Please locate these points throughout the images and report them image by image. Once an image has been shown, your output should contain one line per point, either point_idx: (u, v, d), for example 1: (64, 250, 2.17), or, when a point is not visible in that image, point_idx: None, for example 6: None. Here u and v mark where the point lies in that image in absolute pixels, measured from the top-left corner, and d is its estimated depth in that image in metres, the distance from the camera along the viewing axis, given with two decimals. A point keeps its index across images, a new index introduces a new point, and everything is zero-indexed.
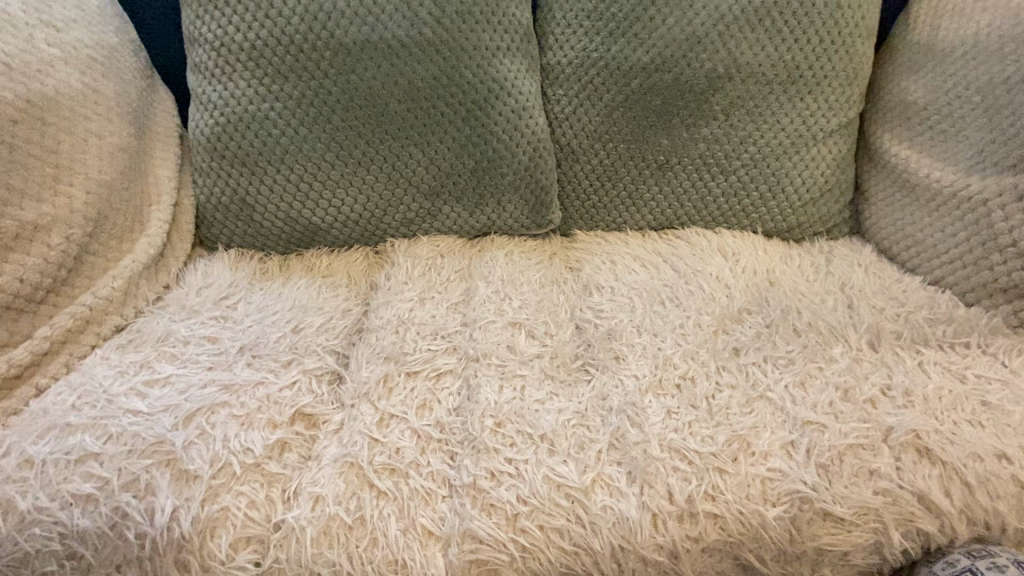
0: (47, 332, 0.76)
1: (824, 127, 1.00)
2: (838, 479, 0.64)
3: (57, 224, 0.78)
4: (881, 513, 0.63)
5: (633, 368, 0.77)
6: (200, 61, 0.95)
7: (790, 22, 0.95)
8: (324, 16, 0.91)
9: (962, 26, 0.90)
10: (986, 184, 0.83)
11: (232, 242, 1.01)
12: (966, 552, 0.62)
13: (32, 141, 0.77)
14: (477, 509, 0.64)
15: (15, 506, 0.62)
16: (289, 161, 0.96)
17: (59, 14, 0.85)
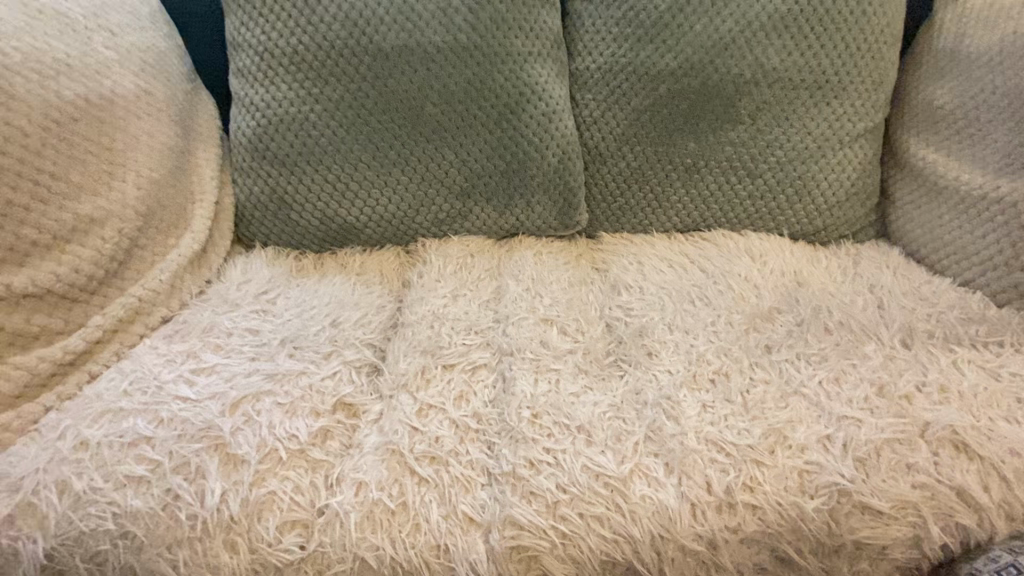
0: (99, 322, 0.79)
1: (850, 132, 1.01)
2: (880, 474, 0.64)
3: (110, 218, 0.81)
4: (924, 508, 0.63)
5: (666, 364, 0.78)
6: (243, 66, 0.99)
7: (816, 28, 0.97)
8: (364, 22, 0.94)
9: (988, 32, 0.91)
10: (1016, 186, 0.84)
11: (269, 240, 1.03)
12: (1007, 548, 0.62)
13: (89, 138, 0.81)
14: (517, 496, 0.65)
15: (71, 486, 0.64)
16: (327, 162, 0.99)
17: (115, 19, 0.89)
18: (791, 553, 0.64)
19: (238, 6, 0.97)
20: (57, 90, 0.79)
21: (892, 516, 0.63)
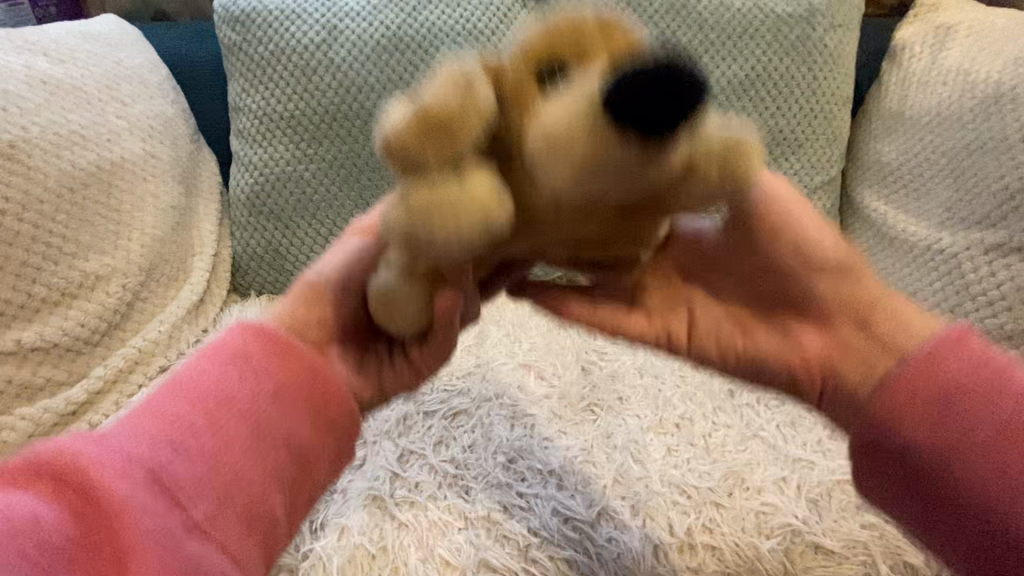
0: (101, 373, 0.84)
1: (809, 185, 1.09)
2: (837, 312, 0.52)
3: (115, 274, 0.87)
4: (880, 339, 0.50)
5: (636, 409, 0.83)
6: (243, 128, 1.06)
7: (773, 92, 1.05)
8: (356, 89, 1.02)
9: (926, 97, 0.99)
10: (956, 239, 0.91)
11: (264, 289, 1.09)
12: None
13: (99, 201, 0.88)
14: (491, 539, 0.68)
15: None
16: (320, 216, 1.06)
17: (127, 90, 0.97)
18: (732, 336, 0.54)
19: (239, 75, 1.05)
20: (71, 159, 0.86)
21: (826, 340, 0.52)
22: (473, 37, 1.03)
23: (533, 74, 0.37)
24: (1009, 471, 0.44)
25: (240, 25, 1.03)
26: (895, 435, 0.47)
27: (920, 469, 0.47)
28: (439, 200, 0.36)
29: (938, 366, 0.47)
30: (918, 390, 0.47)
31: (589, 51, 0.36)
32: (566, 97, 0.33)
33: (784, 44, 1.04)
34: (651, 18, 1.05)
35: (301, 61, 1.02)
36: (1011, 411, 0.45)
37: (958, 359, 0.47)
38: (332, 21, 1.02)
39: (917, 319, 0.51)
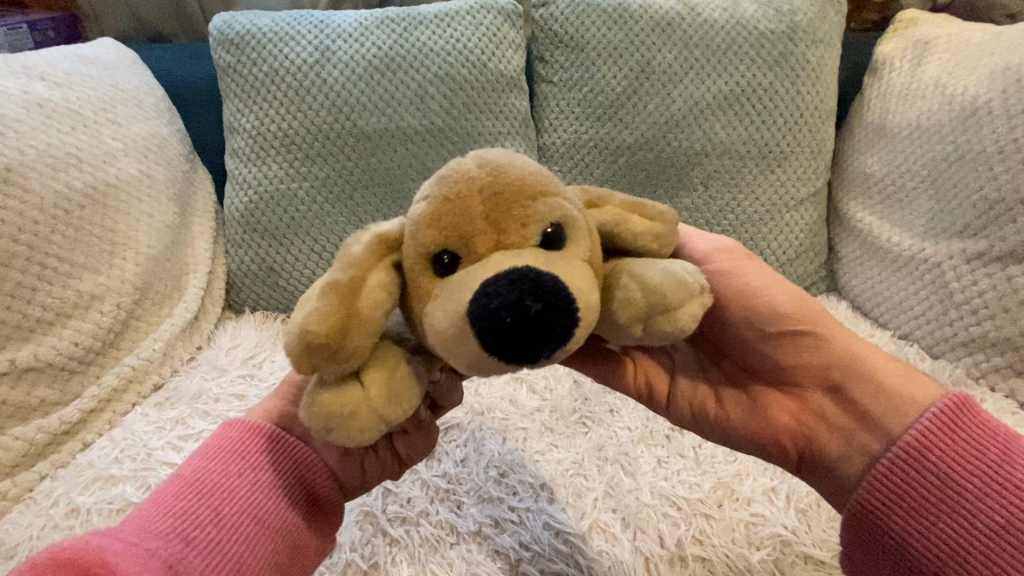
0: (94, 392, 0.85)
1: (795, 196, 1.11)
2: (840, 375, 0.56)
3: (110, 294, 0.88)
4: (858, 411, 0.54)
5: (626, 421, 0.84)
6: (237, 147, 1.08)
7: (757, 106, 1.07)
8: (348, 109, 1.04)
9: (907, 110, 1.01)
10: (939, 249, 0.93)
11: (258, 305, 1.10)
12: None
13: (94, 222, 0.89)
14: (483, 554, 0.68)
15: None
16: (313, 233, 1.07)
17: (122, 112, 0.99)
18: (706, 400, 0.63)
19: (233, 95, 1.07)
20: (67, 180, 0.87)
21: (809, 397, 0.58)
22: (463, 56, 1.06)
23: (435, 251, 0.40)
24: (1007, 549, 0.45)
25: (235, 47, 1.05)
26: (893, 525, 0.49)
27: (912, 549, 0.48)
28: (349, 331, 0.40)
29: (929, 442, 0.49)
30: (915, 468, 0.49)
31: (506, 240, 0.40)
32: (464, 284, 0.38)
33: (767, 60, 1.06)
34: (637, 36, 1.07)
35: (294, 81, 1.04)
36: (1009, 490, 0.46)
37: (954, 443, 0.49)
38: (325, 43, 1.04)
39: (909, 387, 0.54)
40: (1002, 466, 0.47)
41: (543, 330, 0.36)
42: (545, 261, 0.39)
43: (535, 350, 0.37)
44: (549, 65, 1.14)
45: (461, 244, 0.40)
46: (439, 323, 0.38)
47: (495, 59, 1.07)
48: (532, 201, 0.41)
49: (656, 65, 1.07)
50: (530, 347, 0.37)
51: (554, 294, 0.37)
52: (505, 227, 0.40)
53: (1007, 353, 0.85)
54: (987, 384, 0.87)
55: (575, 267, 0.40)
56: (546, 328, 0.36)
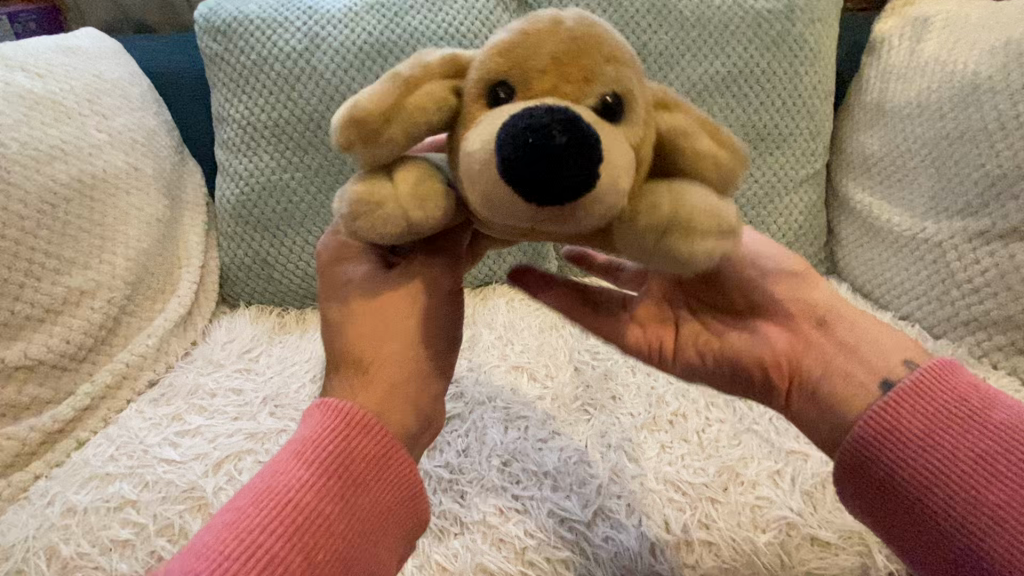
0: (88, 389, 0.83)
1: (794, 178, 1.09)
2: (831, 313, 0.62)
3: (100, 289, 0.86)
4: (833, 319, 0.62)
5: (628, 407, 0.83)
6: (227, 138, 1.06)
7: (756, 87, 1.06)
8: (340, 96, 1.02)
9: (906, 88, 1.00)
10: (940, 228, 0.92)
11: (253, 299, 1.08)
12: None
13: (81, 217, 0.87)
14: (487, 544, 0.68)
15: (59, 552, 0.67)
16: (308, 225, 1.05)
17: (107, 104, 0.96)
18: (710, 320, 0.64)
19: (222, 85, 1.04)
20: (51, 174, 0.85)
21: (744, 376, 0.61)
22: (456, 40, 1.03)
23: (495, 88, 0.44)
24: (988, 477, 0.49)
25: (222, 35, 1.02)
26: (896, 457, 0.52)
27: (908, 475, 0.51)
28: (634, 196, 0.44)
29: (920, 397, 0.53)
30: (908, 420, 0.52)
31: (534, 85, 0.42)
32: (516, 105, 0.41)
33: (764, 40, 1.05)
34: (632, 19, 1.05)
35: (284, 69, 1.01)
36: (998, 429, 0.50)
37: (952, 396, 0.53)
38: (314, 29, 1.01)
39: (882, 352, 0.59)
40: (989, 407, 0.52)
41: (556, 169, 0.38)
42: (595, 119, 0.40)
43: (563, 179, 0.38)
44: None
45: (520, 75, 0.43)
46: (489, 129, 0.40)
47: (488, 43, 1.05)
48: (529, 57, 0.42)
49: (652, 47, 1.05)
50: (555, 177, 0.38)
51: (583, 130, 0.39)
52: (566, 75, 0.42)
53: (1009, 331, 0.85)
54: (990, 361, 0.87)
55: (620, 143, 0.41)
56: (562, 163, 0.38)
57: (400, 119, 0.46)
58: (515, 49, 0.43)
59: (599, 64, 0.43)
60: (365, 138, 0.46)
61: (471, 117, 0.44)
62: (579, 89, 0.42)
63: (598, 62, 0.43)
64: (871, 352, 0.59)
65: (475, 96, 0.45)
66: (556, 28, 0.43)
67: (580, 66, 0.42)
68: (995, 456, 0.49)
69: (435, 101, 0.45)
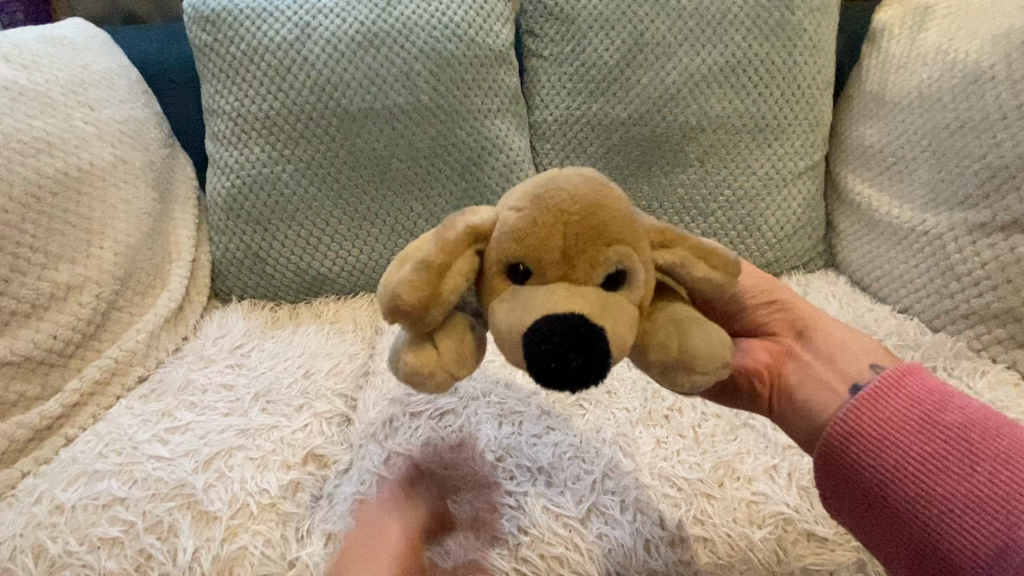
0: (76, 386, 0.82)
1: (792, 170, 1.08)
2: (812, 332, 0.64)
3: (87, 284, 0.85)
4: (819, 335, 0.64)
5: (624, 401, 0.82)
6: (217, 130, 1.04)
7: (754, 78, 1.04)
8: (331, 87, 1.00)
9: (907, 78, 0.99)
10: (940, 220, 0.91)
11: (245, 294, 1.07)
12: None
13: (68, 210, 0.85)
14: (480, 540, 0.67)
15: (47, 550, 0.66)
16: (300, 219, 1.04)
17: (94, 95, 0.94)
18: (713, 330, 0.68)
19: (211, 76, 1.02)
20: (36, 167, 0.83)
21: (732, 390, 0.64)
22: (449, 30, 1.01)
23: (510, 267, 0.44)
24: (937, 469, 0.49)
25: (211, 25, 1.00)
26: (855, 452, 0.52)
27: (866, 470, 0.52)
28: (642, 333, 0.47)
29: (883, 394, 0.53)
30: (869, 414, 0.53)
31: (547, 271, 0.43)
32: (531, 298, 0.42)
33: (763, 29, 1.03)
34: (629, 8, 1.03)
35: (275, 60, 0.99)
36: (949, 425, 0.50)
37: (907, 396, 0.53)
38: (305, 18, 1.00)
39: (853, 353, 0.61)
40: (944, 408, 0.51)
41: (568, 362, 0.39)
42: (602, 307, 0.42)
43: (570, 362, 0.39)
44: (539, 39, 1.09)
45: (535, 263, 0.43)
46: (514, 320, 0.42)
47: (482, 33, 1.03)
48: (537, 246, 0.42)
49: (649, 37, 1.03)
50: (566, 362, 0.39)
51: (592, 338, 0.40)
52: (577, 263, 0.42)
53: (1008, 324, 0.84)
54: (989, 355, 0.86)
55: (625, 313, 0.43)
56: (569, 359, 0.39)
57: (441, 303, 0.44)
58: (524, 229, 0.43)
59: (604, 247, 0.43)
60: (410, 323, 0.45)
61: (493, 292, 0.45)
62: (586, 275, 0.43)
63: (603, 243, 0.43)
64: (843, 358, 0.61)
65: (491, 275, 0.45)
66: (559, 214, 0.43)
67: (592, 250, 0.43)
68: (957, 451, 0.49)
69: (464, 275, 0.44)
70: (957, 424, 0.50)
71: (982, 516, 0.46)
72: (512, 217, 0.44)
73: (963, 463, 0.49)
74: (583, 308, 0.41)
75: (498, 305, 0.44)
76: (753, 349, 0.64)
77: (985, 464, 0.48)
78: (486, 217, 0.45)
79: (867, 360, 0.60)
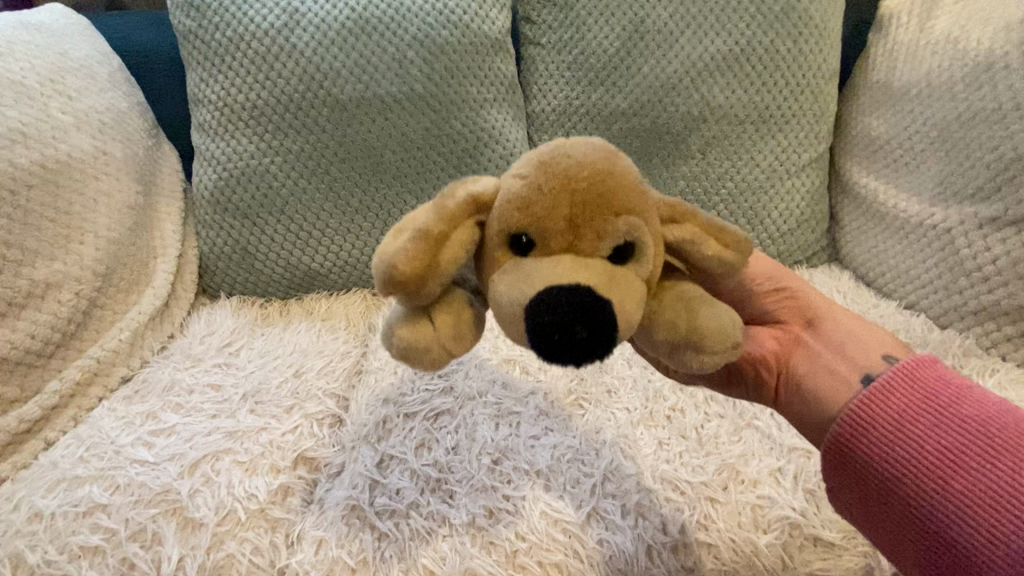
0: (56, 387, 0.79)
1: (797, 163, 1.05)
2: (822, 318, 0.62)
3: (67, 281, 0.82)
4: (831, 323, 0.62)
5: (625, 401, 0.80)
6: (203, 120, 1.00)
7: (758, 67, 1.01)
8: (321, 75, 0.96)
9: (916, 67, 0.96)
10: (949, 215, 0.89)
11: (234, 290, 1.04)
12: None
13: (45, 204, 0.82)
14: (476, 547, 0.65)
15: (24, 560, 0.63)
16: (290, 212, 1.00)
17: (72, 83, 0.90)
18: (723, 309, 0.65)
19: (196, 64, 0.98)
20: (10, 158, 0.79)
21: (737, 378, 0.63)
22: (444, 16, 0.98)
23: (512, 236, 0.41)
24: (950, 466, 0.47)
25: (195, 10, 0.96)
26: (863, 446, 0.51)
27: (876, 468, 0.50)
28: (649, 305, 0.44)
29: (893, 387, 0.52)
30: (878, 404, 0.51)
31: (550, 241, 0.40)
32: (535, 268, 0.39)
33: (767, 16, 1.00)
34: None
35: (261, 47, 0.95)
36: (962, 419, 0.49)
37: (920, 390, 0.51)
38: (293, 4, 0.96)
39: (866, 344, 0.59)
40: (960, 401, 0.49)
41: (571, 328, 0.36)
42: (611, 274, 0.39)
43: (576, 335, 0.37)
44: (536, 26, 1.06)
45: (540, 229, 0.40)
46: (515, 291, 0.39)
47: (478, 20, 0.99)
48: (539, 208, 0.39)
49: (650, 24, 1.00)
50: (571, 332, 0.36)
51: (598, 309, 0.37)
52: (583, 233, 0.40)
53: (1018, 321, 0.82)
54: (998, 353, 0.84)
55: (632, 284, 0.40)
56: (572, 325, 0.36)
57: (437, 273, 0.41)
58: (524, 194, 0.40)
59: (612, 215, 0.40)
60: (404, 293, 0.41)
61: (495, 262, 0.42)
62: (593, 245, 0.40)
63: (611, 213, 0.40)
64: (855, 351, 0.59)
65: (493, 244, 0.42)
66: (566, 176, 0.40)
67: (598, 219, 0.40)
68: (974, 443, 0.47)
69: (461, 248, 0.41)
70: (972, 418, 0.48)
71: (1001, 516, 0.44)
72: (514, 183, 0.41)
73: (977, 460, 0.47)
74: (590, 279, 0.38)
75: (499, 277, 0.41)
76: (762, 335, 0.62)
77: (1001, 459, 0.46)
78: (487, 186, 0.43)
79: (879, 353, 0.58)
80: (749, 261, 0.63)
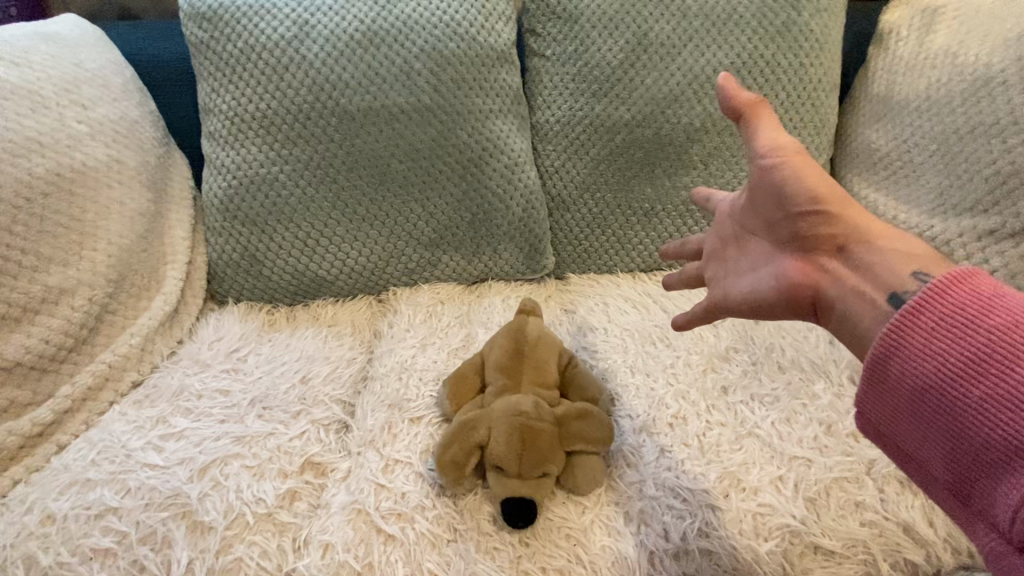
0: (68, 391, 0.81)
1: None
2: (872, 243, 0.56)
3: (80, 287, 0.83)
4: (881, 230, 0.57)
5: (627, 408, 0.81)
6: (214, 129, 1.02)
7: (760, 80, 1.02)
8: (330, 86, 0.98)
9: (916, 81, 0.97)
10: (948, 226, 0.89)
11: (242, 296, 1.05)
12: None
13: (60, 212, 0.84)
14: (481, 552, 0.67)
15: (37, 562, 0.65)
16: (298, 220, 1.02)
17: (87, 93, 0.92)
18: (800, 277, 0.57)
19: (207, 74, 1.00)
20: (27, 167, 0.81)
21: (775, 291, 0.59)
22: (450, 29, 0.99)
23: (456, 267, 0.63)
24: (957, 417, 0.43)
25: (207, 22, 0.98)
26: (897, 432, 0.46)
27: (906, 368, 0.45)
28: None
29: (933, 300, 0.46)
30: (907, 333, 0.46)
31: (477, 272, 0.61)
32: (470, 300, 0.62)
33: (769, 30, 1.01)
34: (633, 8, 1.02)
35: (272, 58, 0.97)
36: (989, 335, 0.43)
37: (950, 299, 0.45)
38: (303, 16, 0.98)
39: (912, 261, 0.54)
40: (989, 312, 0.44)
41: None
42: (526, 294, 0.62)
43: None
44: (541, 38, 1.08)
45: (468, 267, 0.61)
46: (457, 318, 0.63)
47: (484, 32, 1.01)
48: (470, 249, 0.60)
49: (653, 37, 1.02)
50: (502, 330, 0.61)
51: None
52: None
53: None
54: None
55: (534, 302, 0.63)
56: None
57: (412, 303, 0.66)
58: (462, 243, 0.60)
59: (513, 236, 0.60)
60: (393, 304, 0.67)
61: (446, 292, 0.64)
62: None
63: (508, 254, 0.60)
64: (884, 270, 0.54)
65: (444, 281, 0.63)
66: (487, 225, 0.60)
67: None
68: (1006, 358, 0.42)
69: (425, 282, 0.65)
70: (1000, 338, 0.43)
71: None
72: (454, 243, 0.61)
73: (1009, 346, 0.42)
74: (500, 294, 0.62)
75: None
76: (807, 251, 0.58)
77: None
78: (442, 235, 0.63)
79: (909, 271, 0.53)
80: (804, 175, 0.58)
